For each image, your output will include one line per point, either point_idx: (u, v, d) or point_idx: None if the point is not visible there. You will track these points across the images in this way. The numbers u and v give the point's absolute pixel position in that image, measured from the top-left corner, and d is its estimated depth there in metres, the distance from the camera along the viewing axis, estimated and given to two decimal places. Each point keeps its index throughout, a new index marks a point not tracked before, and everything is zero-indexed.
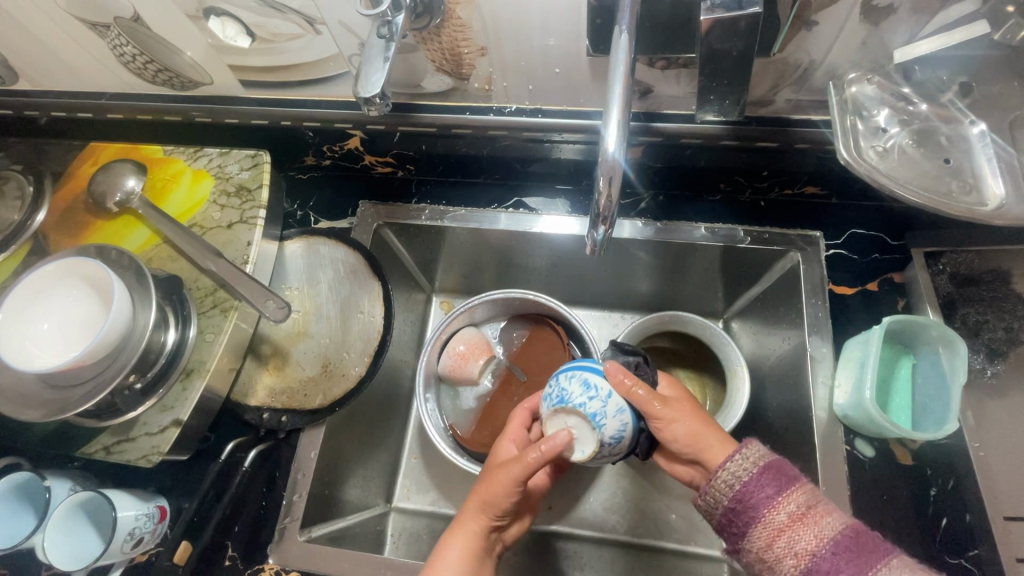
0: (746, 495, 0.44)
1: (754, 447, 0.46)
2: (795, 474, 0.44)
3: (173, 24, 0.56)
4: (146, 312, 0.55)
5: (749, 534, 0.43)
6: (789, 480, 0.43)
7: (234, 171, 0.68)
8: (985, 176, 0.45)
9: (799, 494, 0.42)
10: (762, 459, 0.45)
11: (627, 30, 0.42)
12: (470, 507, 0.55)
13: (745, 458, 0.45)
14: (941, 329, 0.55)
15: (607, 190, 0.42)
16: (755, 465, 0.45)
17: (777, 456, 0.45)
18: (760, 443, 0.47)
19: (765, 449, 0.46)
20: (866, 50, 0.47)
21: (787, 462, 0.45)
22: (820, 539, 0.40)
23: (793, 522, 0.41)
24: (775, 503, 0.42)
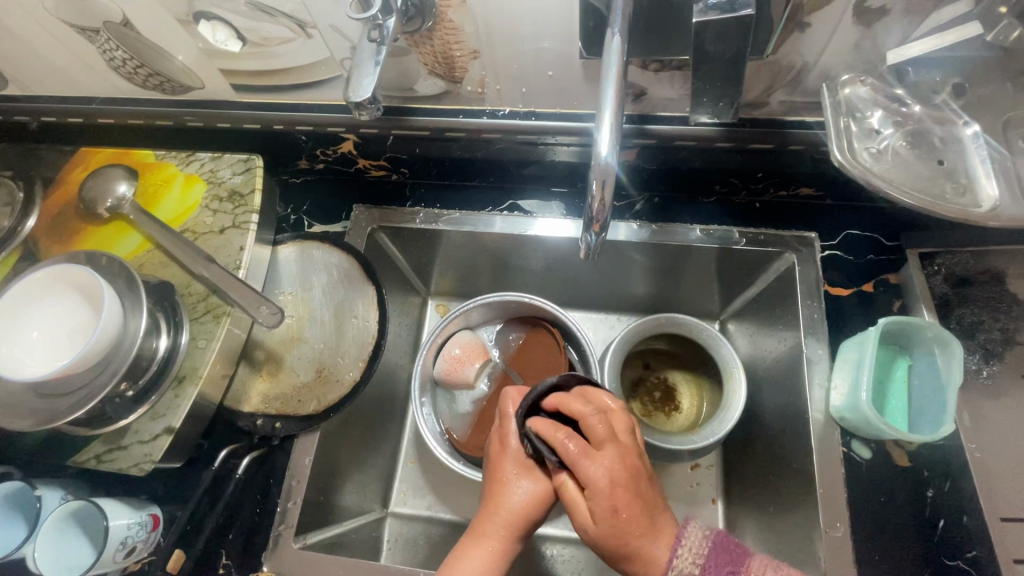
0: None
1: (692, 536, 0.46)
2: (737, 555, 0.45)
3: (163, 29, 0.55)
4: (137, 319, 0.55)
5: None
6: (733, 566, 0.44)
7: (226, 175, 0.68)
8: (980, 177, 0.45)
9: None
10: (703, 552, 0.45)
11: (619, 33, 0.41)
12: (500, 519, 0.51)
13: (685, 556, 0.45)
14: (936, 330, 0.55)
15: (600, 194, 0.42)
16: (697, 562, 0.45)
17: (713, 543, 0.46)
18: (695, 529, 0.47)
19: (703, 537, 0.46)
20: (860, 51, 0.46)
21: (725, 544, 0.46)
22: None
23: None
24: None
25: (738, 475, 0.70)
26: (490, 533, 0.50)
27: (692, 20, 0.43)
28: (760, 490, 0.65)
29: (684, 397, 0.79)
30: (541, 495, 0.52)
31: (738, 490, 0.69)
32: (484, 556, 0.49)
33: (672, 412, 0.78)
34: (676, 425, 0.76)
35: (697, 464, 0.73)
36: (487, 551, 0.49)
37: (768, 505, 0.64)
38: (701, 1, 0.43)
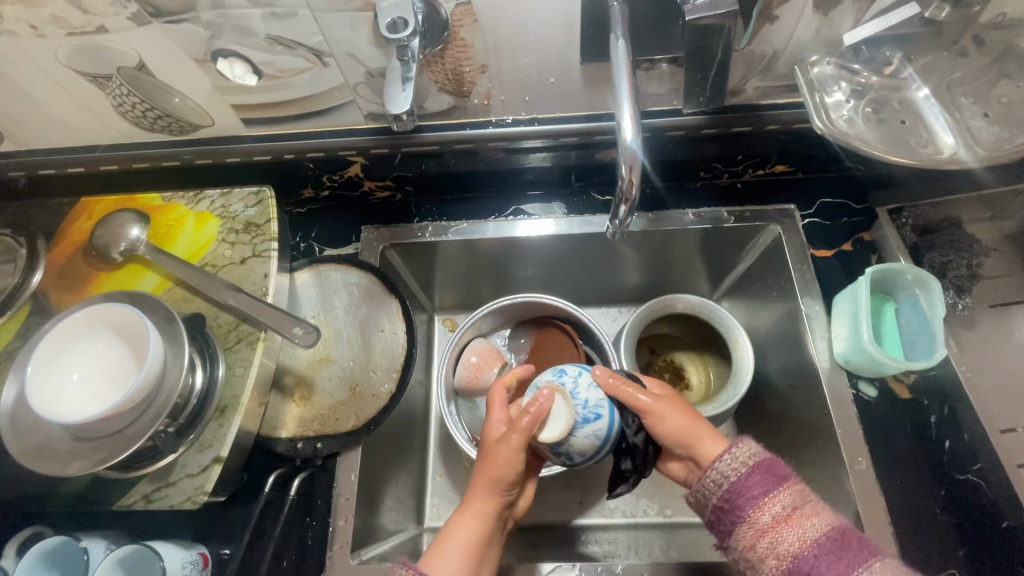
0: (734, 492, 0.49)
1: (745, 447, 0.51)
2: (784, 473, 0.49)
3: (178, 69, 0.57)
4: (177, 352, 0.55)
5: (735, 532, 0.48)
6: (778, 479, 0.49)
7: (239, 209, 0.69)
8: (938, 131, 0.52)
9: (786, 495, 0.47)
10: (753, 459, 0.50)
11: (622, 37, 0.47)
12: (479, 489, 0.54)
13: (735, 459, 0.50)
14: (915, 271, 0.63)
15: (630, 176, 0.47)
16: (744, 463, 0.50)
17: (765, 458, 0.50)
18: (750, 444, 0.52)
19: (756, 450, 0.51)
20: (821, 36, 0.54)
21: (775, 463, 0.50)
22: (802, 539, 0.45)
23: (779, 522, 0.46)
24: (762, 503, 0.47)
25: (757, 436, 0.75)
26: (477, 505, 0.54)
27: (684, 18, 0.49)
28: (782, 444, 0.70)
29: (692, 373, 0.83)
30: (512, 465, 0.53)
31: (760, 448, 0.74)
32: (467, 527, 0.53)
33: (683, 389, 0.82)
34: (689, 400, 0.81)
35: None
36: (471, 520, 0.54)
37: (790, 456, 0.69)
38: (688, 3, 0.49)
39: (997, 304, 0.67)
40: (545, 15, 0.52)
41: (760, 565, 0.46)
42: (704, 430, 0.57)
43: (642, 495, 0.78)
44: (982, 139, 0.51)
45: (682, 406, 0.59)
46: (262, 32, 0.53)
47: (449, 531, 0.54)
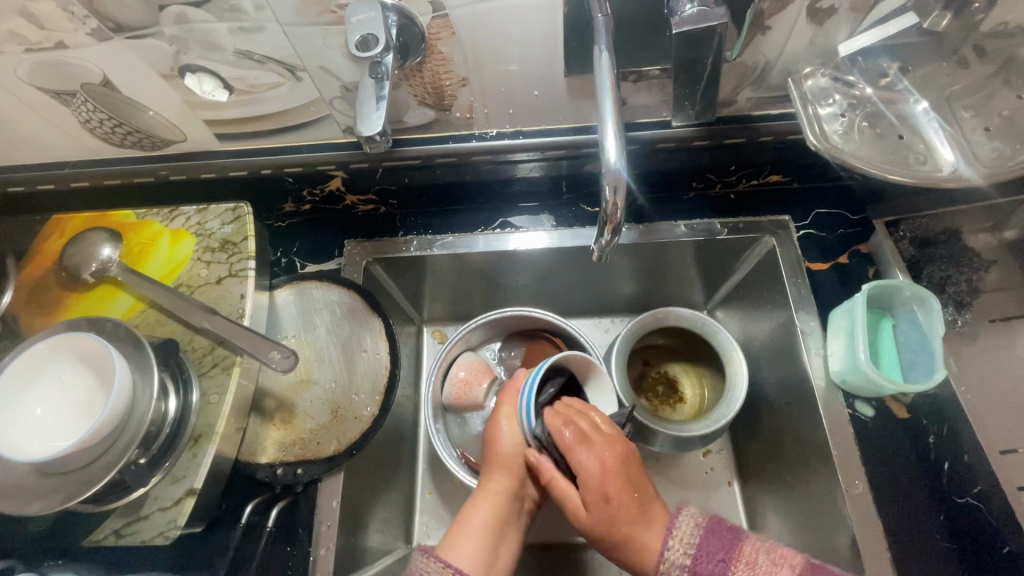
0: (701, 572, 0.48)
1: (687, 516, 0.52)
2: (731, 530, 0.50)
3: (145, 85, 0.55)
4: (147, 382, 0.53)
5: None
6: (731, 539, 0.49)
7: (215, 226, 0.67)
8: (937, 146, 0.50)
9: (745, 561, 0.48)
10: (700, 528, 0.51)
11: (606, 49, 0.44)
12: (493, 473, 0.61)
13: (678, 541, 0.50)
14: (913, 287, 0.61)
15: (613, 199, 0.44)
16: (694, 539, 0.50)
17: (707, 521, 0.51)
18: (688, 509, 0.53)
19: (695, 516, 0.52)
20: (815, 46, 0.52)
21: (718, 524, 0.51)
22: None
23: None
24: (730, 572, 0.47)
25: (752, 453, 0.73)
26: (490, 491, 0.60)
27: (671, 31, 0.47)
28: (777, 463, 0.68)
29: (686, 386, 0.81)
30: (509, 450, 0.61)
31: (756, 466, 0.72)
32: (481, 512, 0.59)
33: (676, 403, 0.80)
34: (682, 415, 0.79)
35: (709, 450, 0.76)
36: (487, 507, 0.60)
37: (785, 476, 0.67)
38: (676, 14, 0.47)
39: (997, 319, 0.65)
40: (526, 27, 0.50)
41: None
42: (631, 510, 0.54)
43: None
44: (982, 155, 0.49)
45: (622, 474, 0.55)
46: (230, 46, 0.51)
47: (465, 518, 0.59)
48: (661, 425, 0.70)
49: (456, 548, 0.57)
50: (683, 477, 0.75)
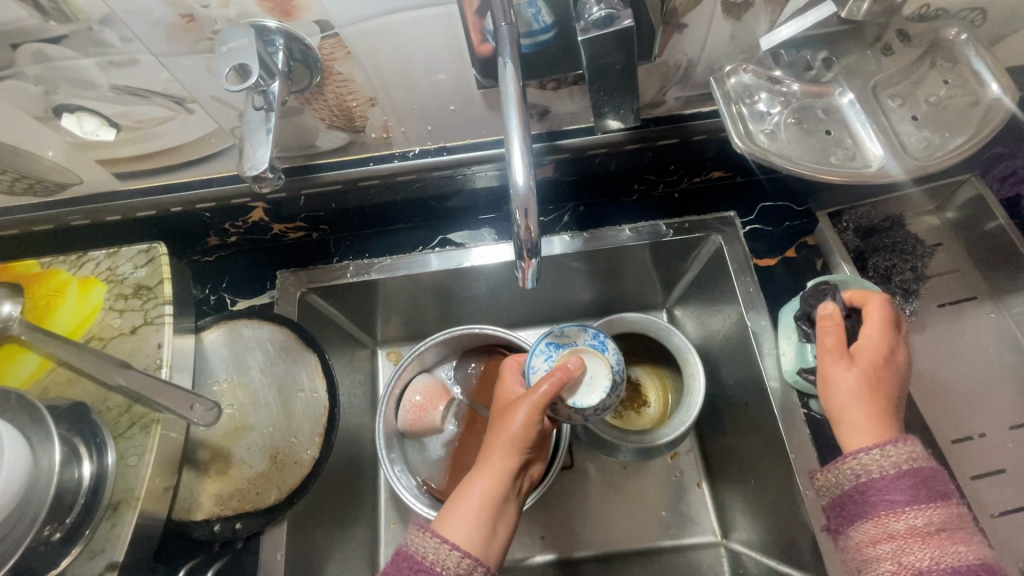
0: (872, 488, 0.44)
1: (905, 449, 0.45)
2: (943, 489, 0.44)
3: (20, 128, 0.50)
4: (48, 453, 0.49)
5: (857, 523, 0.44)
6: (934, 493, 0.43)
7: (128, 270, 0.62)
8: (864, 141, 0.49)
9: (936, 513, 0.42)
10: (910, 465, 0.44)
11: (511, 62, 0.40)
12: (495, 449, 0.54)
13: (888, 455, 0.45)
14: (859, 281, 0.59)
15: (525, 223, 0.41)
16: (897, 466, 0.44)
17: (926, 467, 0.44)
18: (915, 446, 0.45)
19: (920, 455, 0.45)
20: (736, 41, 0.49)
21: (937, 478, 0.44)
22: (936, 560, 0.41)
23: (914, 535, 0.42)
24: (902, 510, 0.42)
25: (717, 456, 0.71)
26: (492, 466, 0.54)
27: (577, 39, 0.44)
28: (741, 466, 0.67)
29: (649, 390, 0.78)
30: (529, 436, 0.54)
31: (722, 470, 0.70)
32: (480, 482, 0.53)
33: (641, 407, 0.77)
34: (647, 419, 0.76)
35: (676, 453, 0.77)
36: (487, 481, 0.53)
37: (748, 479, 0.66)
38: (580, 19, 0.43)
39: (945, 303, 0.64)
40: (428, 42, 0.46)
41: (875, 564, 0.43)
42: (858, 412, 0.48)
43: (604, 523, 0.74)
44: (911, 147, 0.47)
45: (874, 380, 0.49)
46: (105, 82, 0.46)
47: (465, 489, 0.53)
48: (624, 439, 0.69)
49: (455, 521, 0.50)
50: (650, 483, 0.75)
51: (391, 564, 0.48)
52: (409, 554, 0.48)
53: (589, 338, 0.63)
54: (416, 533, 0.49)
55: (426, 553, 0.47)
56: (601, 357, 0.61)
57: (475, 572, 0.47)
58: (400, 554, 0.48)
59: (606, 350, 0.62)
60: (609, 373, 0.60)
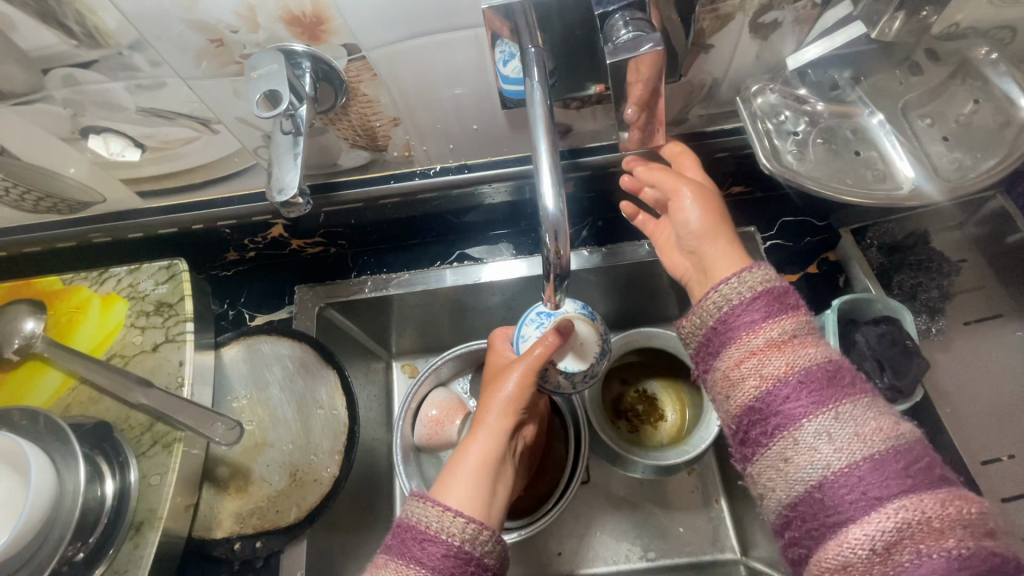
0: (731, 315, 0.42)
1: (759, 273, 0.43)
2: (793, 302, 0.42)
3: (47, 149, 0.50)
4: (73, 473, 0.49)
5: (721, 353, 0.42)
6: (785, 306, 0.42)
7: (149, 287, 0.62)
8: (894, 162, 0.48)
9: (788, 323, 0.41)
10: (764, 286, 0.43)
11: (540, 83, 0.40)
12: (491, 412, 0.54)
13: (743, 283, 0.43)
14: (886, 302, 0.59)
15: (555, 246, 0.41)
16: (754, 289, 0.43)
17: (781, 286, 0.43)
18: (769, 270, 0.44)
19: (771, 276, 0.43)
20: (762, 61, 0.49)
21: (785, 293, 0.43)
22: (790, 365, 0.39)
23: (771, 345, 0.40)
24: (758, 326, 0.41)
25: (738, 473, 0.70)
26: (489, 428, 0.54)
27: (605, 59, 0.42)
28: None
29: (666, 402, 0.76)
30: (522, 397, 0.55)
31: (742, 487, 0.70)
32: (478, 444, 0.53)
33: (658, 420, 0.75)
34: (666, 434, 0.74)
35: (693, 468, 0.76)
36: (483, 444, 0.53)
37: None
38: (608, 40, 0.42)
39: (970, 321, 0.63)
40: (454, 63, 0.46)
41: (738, 385, 0.40)
42: (719, 251, 0.49)
43: (621, 537, 0.73)
44: (941, 168, 0.47)
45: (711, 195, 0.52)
46: (132, 105, 0.46)
47: (464, 451, 0.53)
48: (648, 458, 0.68)
49: (455, 483, 0.50)
50: (668, 499, 0.75)
51: (394, 537, 0.46)
52: (411, 524, 0.46)
53: (579, 307, 0.58)
54: (417, 503, 0.47)
55: (429, 522, 0.45)
56: (591, 323, 0.57)
57: (482, 535, 0.45)
58: (401, 529, 0.46)
59: (594, 316, 0.59)
60: (599, 339, 0.57)
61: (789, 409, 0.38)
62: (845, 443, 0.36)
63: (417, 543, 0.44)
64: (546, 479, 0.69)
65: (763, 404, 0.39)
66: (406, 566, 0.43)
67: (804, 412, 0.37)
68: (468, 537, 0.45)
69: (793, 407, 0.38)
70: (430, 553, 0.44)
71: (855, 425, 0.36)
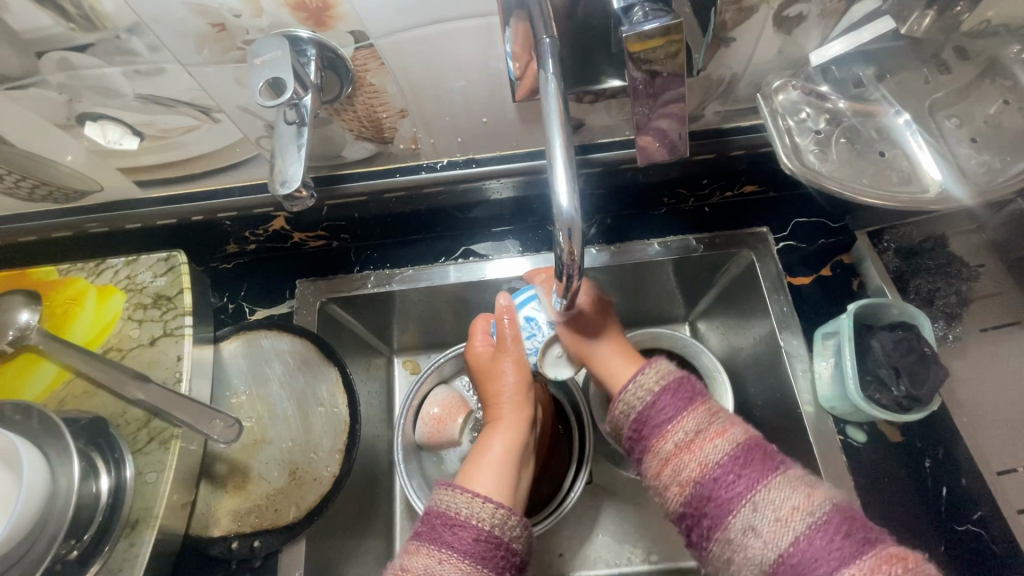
0: (643, 417, 0.47)
1: (654, 370, 0.49)
2: (693, 393, 0.48)
3: (40, 135, 0.49)
4: (67, 469, 0.48)
5: (643, 460, 0.47)
6: (686, 400, 0.47)
7: (147, 279, 0.61)
8: (922, 164, 0.46)
9: (692, 418, 0.46)
10: (661, 383, 0.48)
11: (554, 76, 0.38)
12: (503, 408, 0.61)
13: (644, 385, 0.49)
14: (901, 307, 0.57)
15: (569, 245, 0.40)
16: (655, 385, 0.48)
17: (676, 379, 0.49)
18: (663, 365, 0.50)
19: (667, 370, 0.49)
20: (784, 56, 0.47)
21: (685, 384, 0.49)
22: (703, 463, 0.44)
23: (681, 449, 0.45)
24: (668, 429, 0.46)
25: None
26: (505, 422, 0.60)
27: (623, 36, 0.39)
28: None
29: None
30: (522, 385, 0.62)
31: None
32: (496, 442, 0.59)
33: None
34: None
35: None
36: (502, 437, 0.59)
37: None
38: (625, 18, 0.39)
39: (988, 328, 0.62)
40: (465, 52, 0.44)
41: (668, 494, 0.45)
42: (522, 420, 0.61)
43: (624, 541, 0.72)
44: (968, 171, 0.45)
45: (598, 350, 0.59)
46: (130, 91, 0.45)
47: (483, 450, 0.59)
48: None
49: (480, 476, 0.56)
50: None
51: (424, 524, 0.49)
52: (441, 511, 0.49)
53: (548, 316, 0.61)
54: (445, 492, 0.50)
55: (460, 508, 0.48)
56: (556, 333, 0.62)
57: (510, 520, 0.49)
58: (430, 516, 0.49)
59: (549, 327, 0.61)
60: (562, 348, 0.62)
61: (719, 522, 0.42)
62: (769, 531, 0.40)
63: (447, 528, 0.47)
64: (550, 472, 0.68)
65: (694, 516, 0.43)
66: (438, 549, 0.46)
67: (728, 512, 0.42)
68: (496, 523, 0.48)
69: (719, 513, 0.42)
70: (461, 538, 0.46)
71: (773, 509, 0.41)
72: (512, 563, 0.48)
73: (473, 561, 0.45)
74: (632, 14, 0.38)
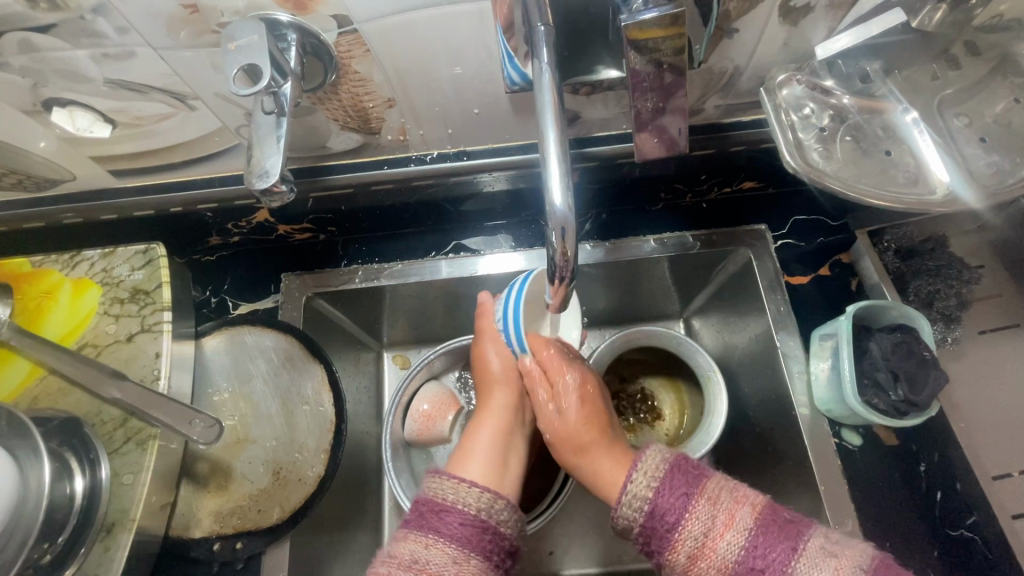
0: (649, 530, 0.44)
1: (648, 463, 0.45)
2: (689, 482, 0.44)
3: (4, 121, 0.46)
4: (38, 471, 0.46)
5: (661, 569, 0.44)
6: (685, 491, 0.43)
7: (124, 272, 0.59)
8: (929, 164, 0.44)
9: (697, 517, 0.42)
10: (655, 482, 0.44)
11: (548, 66, 0.36)
12: (489, 393, 0.59)
13: (636, 490, 0.45)
14: (901, 309, 0.56)
15: (562, 246, 0.38)
16: (650, 487, 0.44)
17: (667, 470, 0.45)
18: (650, 457, 0.46)
19: (658, 461, 0.45)
20: (789, 49, 0.45)
21: (677, 472, 0.44)
22: (724, 565, 0.41)
23: (698, 553, 0.41)
24: (677, 537, 0.42)
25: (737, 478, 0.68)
26: (492, 408, 0.59)
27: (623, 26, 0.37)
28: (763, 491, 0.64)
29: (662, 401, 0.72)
30: (510, 371, 0.60)
31: None
32: (484, 433, 0.57)
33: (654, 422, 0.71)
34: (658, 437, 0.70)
35: None
36: (489, 425, 0.58)
37: None
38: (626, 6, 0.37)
39: (987, 331, 0.61)
40: (455, 39, 0.42)
41: None
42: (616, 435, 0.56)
43: (615, 540, 0.71)
44: (976, 172, 0.43)
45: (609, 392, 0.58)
46: (98, 75, 0.42)
47: (471, 439, 0.57)
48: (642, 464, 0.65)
49: (467, 467, 0.54)
50: None
51: (413, 512, 0.47)
52: (428, 500, 0.47)
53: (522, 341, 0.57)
54: (433, 480, 0.49)
55: (446, 494, 0.47)
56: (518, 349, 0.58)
57: (497, 505, 0.47)
58: (418, 504, 0.47)
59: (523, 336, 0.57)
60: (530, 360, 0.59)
61: None
62: None
63: (434, 514, 0.46)
64: (544, 467, 0.67)
65: None
66: (425, 534, 0.44)
67: None
68: (483, 507, 0.46)
69: None
70: (449, 523, 0.45)
71: None
72: (503, 549, 0.46)
73: (460, 546, 0.43)
74: (632, 1, 0.36)
